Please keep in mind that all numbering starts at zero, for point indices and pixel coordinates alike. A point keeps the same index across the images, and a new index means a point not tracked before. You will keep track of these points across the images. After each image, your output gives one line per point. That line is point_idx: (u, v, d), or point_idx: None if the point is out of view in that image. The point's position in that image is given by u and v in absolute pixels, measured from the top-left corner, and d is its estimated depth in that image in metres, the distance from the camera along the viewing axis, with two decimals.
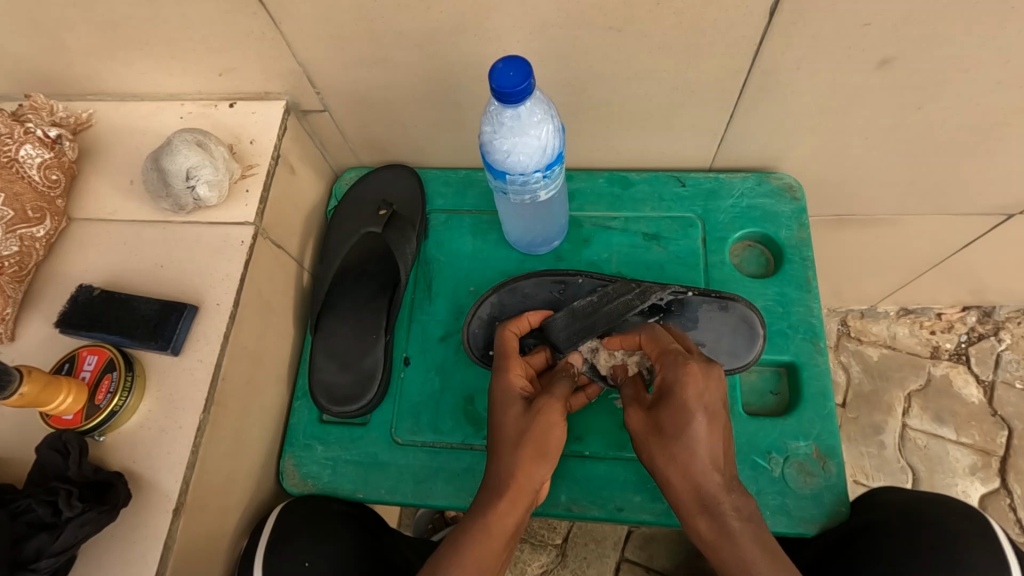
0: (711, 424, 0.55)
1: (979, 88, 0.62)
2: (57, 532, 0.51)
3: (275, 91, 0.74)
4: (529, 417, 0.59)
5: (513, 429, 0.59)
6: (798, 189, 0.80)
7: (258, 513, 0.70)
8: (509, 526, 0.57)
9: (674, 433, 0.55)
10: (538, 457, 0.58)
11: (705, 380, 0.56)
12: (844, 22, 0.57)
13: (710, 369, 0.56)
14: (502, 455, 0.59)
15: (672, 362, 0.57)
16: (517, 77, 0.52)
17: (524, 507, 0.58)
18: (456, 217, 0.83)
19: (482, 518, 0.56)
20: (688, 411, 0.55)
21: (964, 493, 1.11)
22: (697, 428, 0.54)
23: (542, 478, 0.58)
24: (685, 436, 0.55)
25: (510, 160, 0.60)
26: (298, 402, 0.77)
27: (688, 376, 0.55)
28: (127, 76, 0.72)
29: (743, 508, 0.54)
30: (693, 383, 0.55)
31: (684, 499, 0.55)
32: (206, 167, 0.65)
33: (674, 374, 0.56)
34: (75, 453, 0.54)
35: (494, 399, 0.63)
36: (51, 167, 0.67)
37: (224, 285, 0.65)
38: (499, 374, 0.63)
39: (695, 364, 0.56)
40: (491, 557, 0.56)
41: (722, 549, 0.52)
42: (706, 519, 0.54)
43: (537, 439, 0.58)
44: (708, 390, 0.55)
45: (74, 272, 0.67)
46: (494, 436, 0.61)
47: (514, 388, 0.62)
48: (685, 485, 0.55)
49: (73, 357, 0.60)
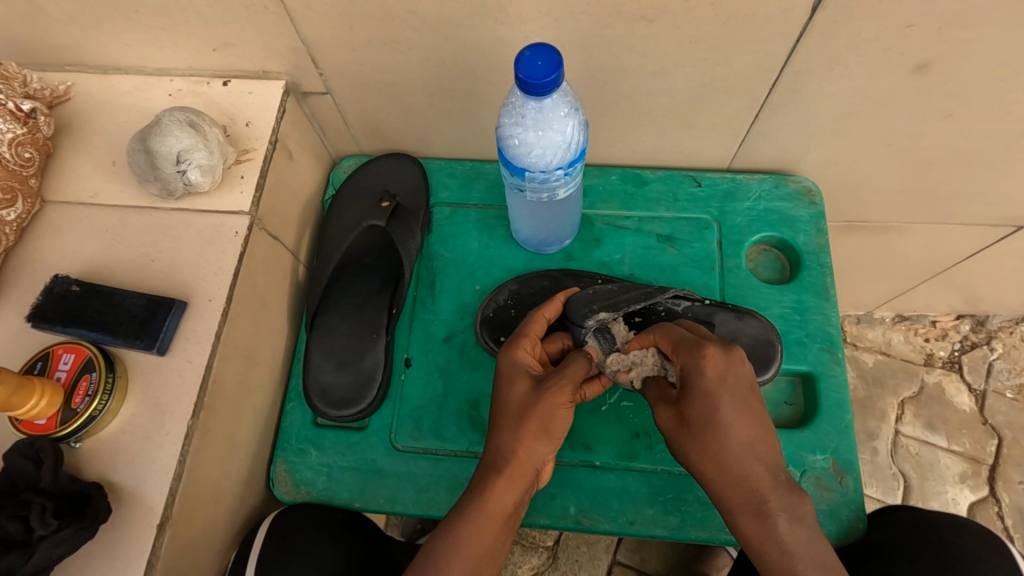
0: (741, 410, 0.51)
1: (1015, 97, 0.60)
2: (30, 551, 0.47)
3: (273, 70, 0.68)
4: (538, 392, 0.55)
5: (517, 404, 0.56)
6: (817, 193, 0.78)
7: (245, 523, 0.66)
8: (509, 504, 0.54)
9: (699, 424, 0.52)
10: (541, 435, 0.54)
11: (727, 363, 0.52)
12: (886, 23, 0.54)
13: (731, 353, 0.52)
14: (507, 426, 0.56)
15: (687, 349, 0.54)
16: (546, 67, 0.48)
17: (524, 486, 0.55)
18: (462, 211, 0.79)
19: (477, 494, 0.53)
20: (713, 397, 0.51)
21: (953, 501, 1.11)
22: (724, 414, 0.51)
23: (545, 456, 0.55)
24: (707, 450, 0.51)
25: (530, 155, 0.56)
26: (291, 404, 0.72)
27: (705, 358, 0.52)
28: (112, 47, 0.67)
29: (794, 508, 0.50)
30: (712, 366, 0.51)
31: (725, 497, 0.52)
32: (199, 150, 0.60)
33: (692, 358, 0.53)
34: (48, 463, 0.49)
35: (500, 372, 0.59)
36: (23, 143, 0.61)
37: (215, 279, 0.60)
38: (504, 348, 0.60)
39: (713, 347, 0.52)
40: (489, 539, 0.52)
41: (770, 552, 0.49)
42: (755, 519, 0.50)
43: (542, 416, 0.54)
44: (731, 370, 0.52)
45: (48, 259, 0.61)
46: (497, 412, 0.57)
47: (521, 362, 0.58)
48: (737, 488, 0.51)
49: (47, 356, 0.55)
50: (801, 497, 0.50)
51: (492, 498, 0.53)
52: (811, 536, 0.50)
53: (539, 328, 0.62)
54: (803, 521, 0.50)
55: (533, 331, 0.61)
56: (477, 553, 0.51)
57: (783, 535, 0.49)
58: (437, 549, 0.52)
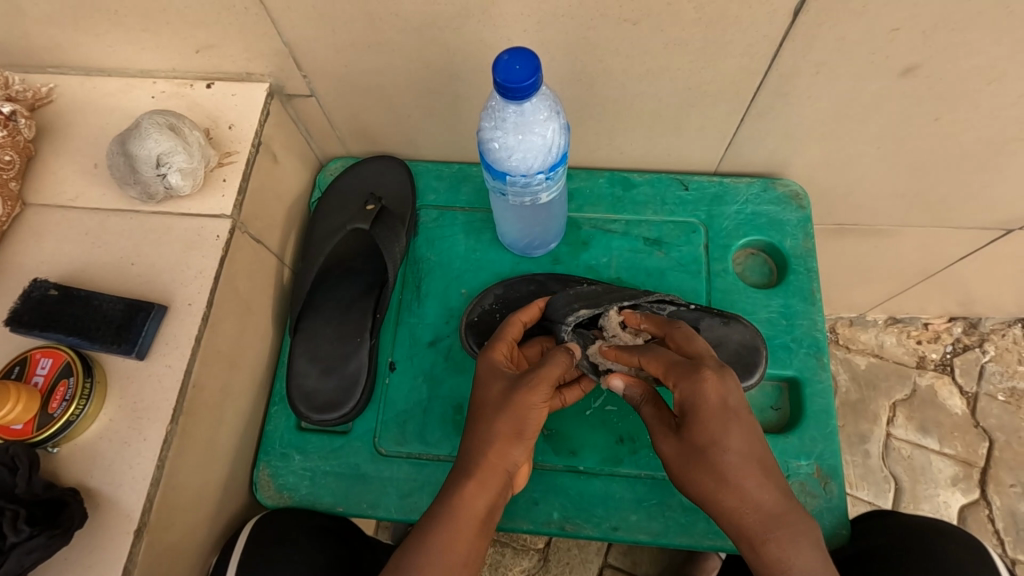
0: (745, 434, 0.50)
1: (1001, 101, 0.60)
2: (2, 558, 0.47)
3: (257, 72, 0.68)
4: (511, 393, 0.55)
5: (493, 407, 0.56)
6: (804, 197, 0.77)
7: (228, 527, 0.65)
8: (482, 508, 0.53)
9: (707, 450, 0.50)
10: (513, 436, 0.54)
11: (724, 387, 0.50)
12: (870, 26, 0.54)
13: (726, 378, 0.51)
14: (481, 428, 0.56)
15: (681, 372, 0.52)
16: (524, 71, 0.48)
17: (497, 489, 0.54)
18: (449, 214, 0.79)
19: (450, 498, 0.54)
20: (721, 423, 0.50)
21: (945, 504, 1.10)
22: (728, 438, 0.50)
23: (518, 458, 0.55)
24: (721, 478, 0.50)
25: (511, 159, 0.56)
26: (275, 408, 0.72)
27: (705, 385, 0.50)
28: (94, 49, 0.66)
29: (803, 533, 0.49)
30: (712, 391, 0.50)
31: (737, 525, 0.50)
32: (179, 153, 0.60)
33: (688, 385, 0.51)
34: (23, 469, 0.49)
35: (477, 376, 0.60)
36: (3, 146, 0.61)
37: (196, 283, 0.60)
38: (479, 353, 0.60)
39: (711, 371, 0.51)
40: (461, 543, 0.52)
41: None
42: (772, 548, 0.48)
43: (515, 417, 0.54)
44: (731, 395, 0.50)
45: (28, 262, 0.61)
46: (472, 415, 0.58)
47: (498, 365, 0.59)
48: (739, 509, 0.49)
49: (24, 360, 0.54)
50: (807, 522, 0.49)
51: (464, 502, 0.53)
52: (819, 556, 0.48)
53: (515, 332, 0.62)
54: (816, 547, 0.48)
55: (509, 334, 0.62)
56: (450, 557, 0.51)
57: (793, 558, 0.48)
58: (408, 553, 0.52)
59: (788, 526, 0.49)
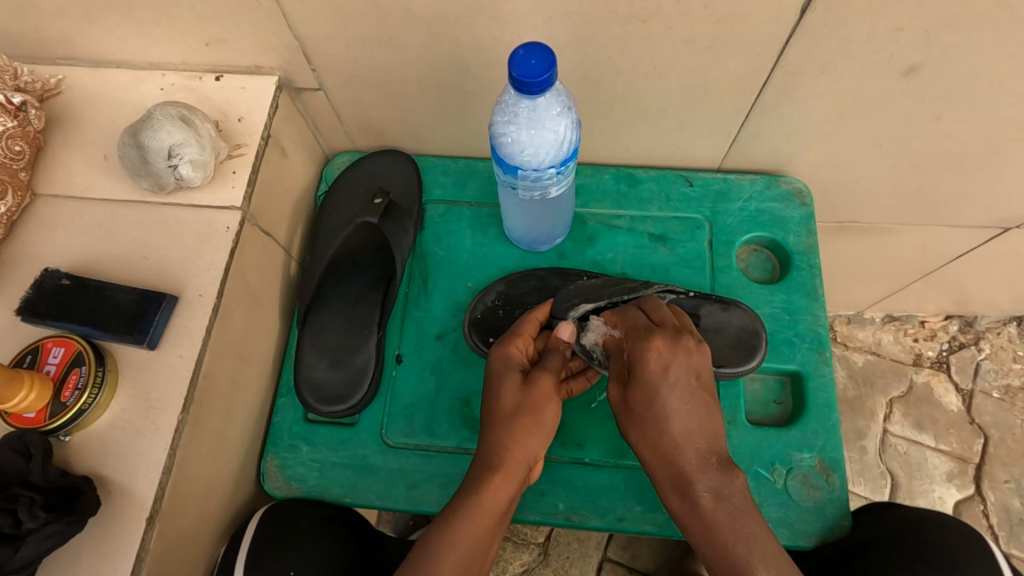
0: (684, 399, 0.54)
1: (1003, 101, 0.61)
2: (18, 544, 0.47)
3: (266, 65, 0.68)
4: (527, 388, 0.57)
5: (511, 402, 0.57)
6: (807, 194, 0.78)
7: (236, 518, 0.66)
8: (504, 500, 0.55)
9: (640, 409, 0.55)
10: (533, 429, 0.56)
11: (670, 352, 0.54)
12: (876, 26, 0.54)
13: (677, 342, 0.55)
14: (502, 422, 0.57)
15: (636, 335, 0.56)
16: (540, 66, 0.49)
17: (518, 482, 0.56)
18: (456, 209, 0.79)
19: (474, 492, 0.54)
20: (657, 387, 0.54)
21: (940, 499, 1.12)
22: (665, 405, 0.54)
23: (537, 451, 0.57)
24: (666, 437, 0.54)
25: (523, 154, 0.56)
26: (282, 400, 0.72)
27: (649, 349, 0.54)
28: (104, 42, 0.66)
29: (720, 489, 0.53)
30: (655, 355, 0.54)
31: (661, 476, 0.55)
32: (191, 145, 0.60)
33: (637, 348, 0.55)
34: (38, 456, 0.49)
35: (491, 370, 0.61)
36: (14, 137, 0.61)
37: (207, 275, 0.60)
38: (496, 345, 0.61)
39: (660, 339, 0.54)
40: (484, 533, 0.53)
41: (692, 526, 0.54)
42: (680, 497, 0.54)
43: (532, 411, 0.57)
44: (674, 362, 0.54)
45: (38, 253, 0.61)
46: (488, 410, 0.59)
47: (512, 360, 0.60)
48: (660, 460, 0.55)
49: (37, 349, 0.55)
50: (731, 478, 0.54)
51: (488, 493, 0.54)
52: (737, 510, 0.53)
53: (532, 328, 0.63)
54: (729, 500, 0.53)
55: (526, 330, 0.62)
56: (473, 547, 0.52)
57: (701, 511, 0.53)
58: (432, 542, 0.53)
59: (708, 481, 0.53)
